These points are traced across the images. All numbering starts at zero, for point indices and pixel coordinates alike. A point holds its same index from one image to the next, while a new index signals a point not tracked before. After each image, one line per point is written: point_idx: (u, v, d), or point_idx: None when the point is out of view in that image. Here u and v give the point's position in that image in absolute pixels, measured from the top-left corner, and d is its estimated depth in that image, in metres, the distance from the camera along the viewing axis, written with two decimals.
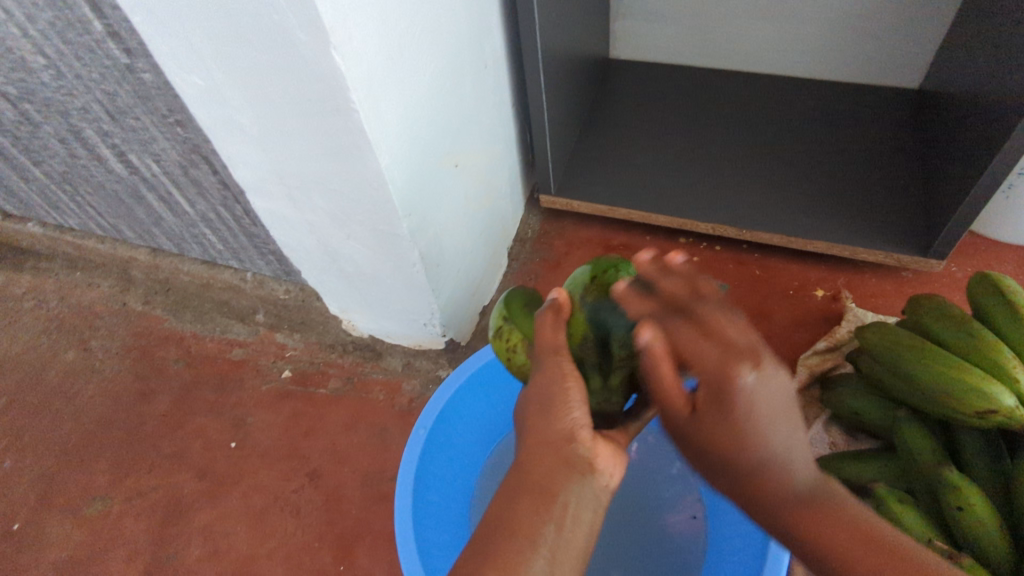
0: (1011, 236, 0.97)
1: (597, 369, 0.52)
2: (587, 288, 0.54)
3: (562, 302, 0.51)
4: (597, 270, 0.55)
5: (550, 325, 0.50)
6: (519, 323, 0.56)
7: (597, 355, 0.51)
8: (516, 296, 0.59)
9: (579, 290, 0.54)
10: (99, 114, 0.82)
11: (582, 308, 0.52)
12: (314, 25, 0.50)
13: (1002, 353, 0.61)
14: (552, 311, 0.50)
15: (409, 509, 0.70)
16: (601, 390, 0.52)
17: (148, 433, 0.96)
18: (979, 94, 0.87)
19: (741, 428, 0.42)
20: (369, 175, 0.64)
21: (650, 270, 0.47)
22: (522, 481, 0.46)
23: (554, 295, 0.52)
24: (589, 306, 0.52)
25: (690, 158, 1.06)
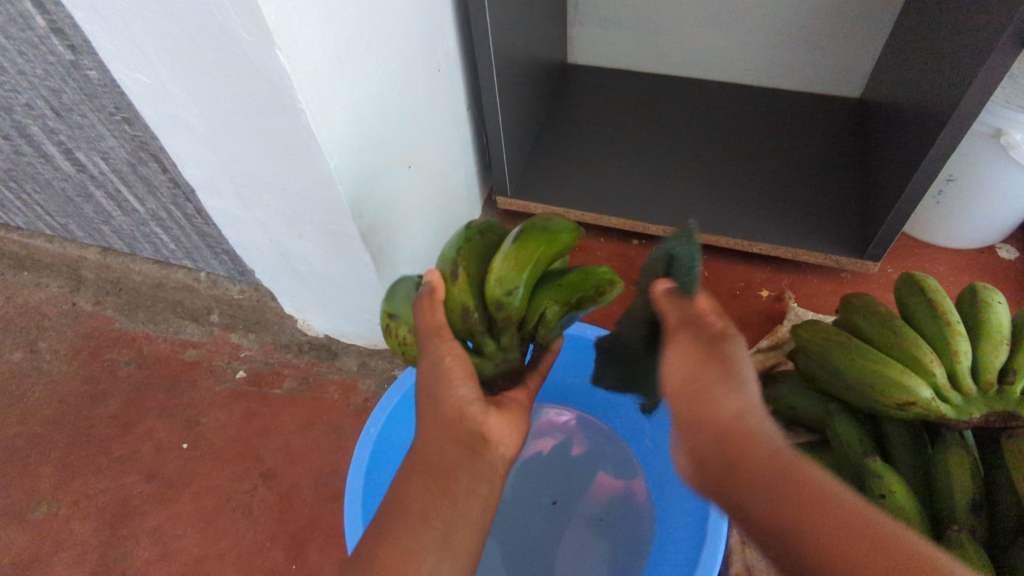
0: (941, 240, 1.02)
1: (488, 336, 0.53)
2: (456, 261, 0.53)
3: (436, 284, 0.52)
4: (463, 240, 0.55)
5: (426, 308, 0.51)
6: (403, 315, 0.55)
7: (482, 323, 0.52)
8: (407, 282, 0.59)
9: (449, 264, 0.53)
10: (44, 110, 0.81)
11: (456, 279, 0.52)
12: (258, 26, 0.50)
13: (920, 347, 0.65)
14: (427, 293, 0.51)
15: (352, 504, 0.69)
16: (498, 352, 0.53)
17: (97, 435, 0.95)
18: (910, 104, 0.92)
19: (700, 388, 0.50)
20: (317, 173, 0.65)
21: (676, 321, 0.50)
22: (450, 471, 0.47)
23: (428, 279, 0.52)
24: (464, 277, 0.52)
25: (642, 163, 1.09)
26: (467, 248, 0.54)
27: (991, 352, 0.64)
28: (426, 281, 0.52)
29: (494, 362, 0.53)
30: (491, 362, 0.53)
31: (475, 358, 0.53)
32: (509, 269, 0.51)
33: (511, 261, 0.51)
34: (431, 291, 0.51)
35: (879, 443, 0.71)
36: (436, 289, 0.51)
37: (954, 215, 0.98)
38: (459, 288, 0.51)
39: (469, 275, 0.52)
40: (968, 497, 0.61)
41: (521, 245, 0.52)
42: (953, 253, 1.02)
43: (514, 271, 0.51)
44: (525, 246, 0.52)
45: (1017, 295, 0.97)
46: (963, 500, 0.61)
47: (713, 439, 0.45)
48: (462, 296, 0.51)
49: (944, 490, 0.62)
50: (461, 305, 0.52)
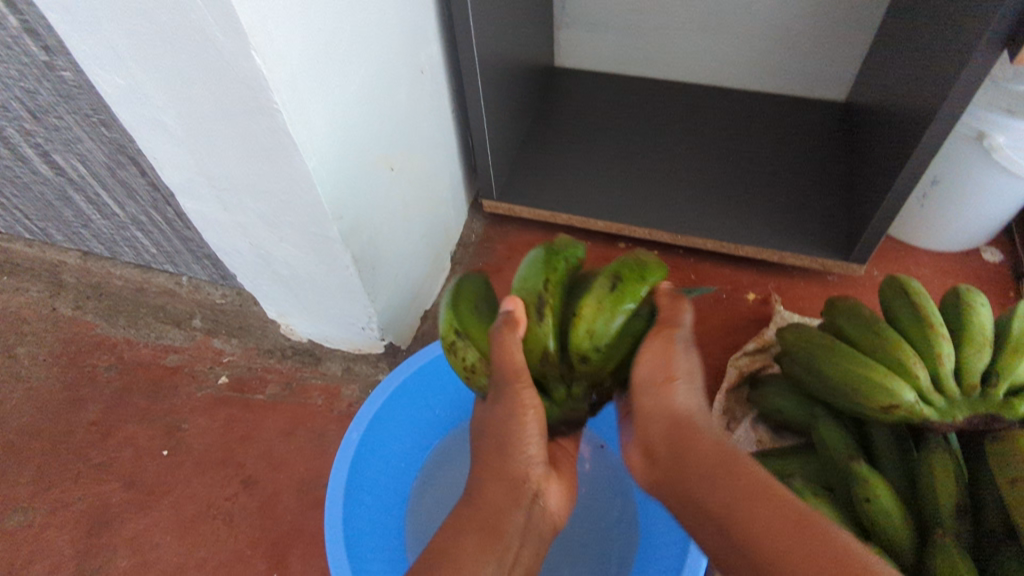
0: (927, 242, 1.02)
1: (560, 381, 0.54)
2: (544, 293, 0.52)
3: (518, 319, 0.51)
4: (550, 265, 0.53)
5: (510, 347, 0.49)
6: (475, 341, 0.54)
7: (556, 369, 0.54)
8: (466, 286, 0.57)
9: (534, 293, 0.52)
10: (20, 112, 0.79)
11: (541, 319, 0.51)
12: (231, 25, 0.50)
13: (905, 351, 0.64)
14: (507, 332, 0.50)
15: (338, 505, 0.70)
16: (566, 398, 0.54)
17: (75, 442, 0.93)
18: (894, 108, 0.92)
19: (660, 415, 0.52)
20: (296, 175, 0.64)
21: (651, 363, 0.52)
22: None
23: (509, 310, 0.51)
24: (548, 316, 0.51)
25: (629, 166, 1.09)
26: (551, 282, 0.52)
27: (973, 355, 0.64)
28: (508, 315, 0.51)
29: (561, 409, 0.54)
30: (559, 408, 0.54)
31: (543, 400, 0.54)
32: (603, 318, 0.50)
33: (600, 309, 0.51)
34: (510, 329, 0.50)
35: (865, 447, 0.70)
36: (517, 326, 0.50)
37: (939, 217, 0.98)
38: (544, 328, 0.51)
39: (552, 313, 0.52)
40: (952, 502, 0.61)
41: (615, 291, 0.51)
42: (939, 255, 1.02)
43: (607, 325, 0.51)
44: (618, 293, 0.51)
45: (1001, 297, 0.98)
46: (948, 505, 0.61)
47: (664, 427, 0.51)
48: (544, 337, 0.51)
49: (929, 494, 0.62)
50: (539, 346, 0.52)
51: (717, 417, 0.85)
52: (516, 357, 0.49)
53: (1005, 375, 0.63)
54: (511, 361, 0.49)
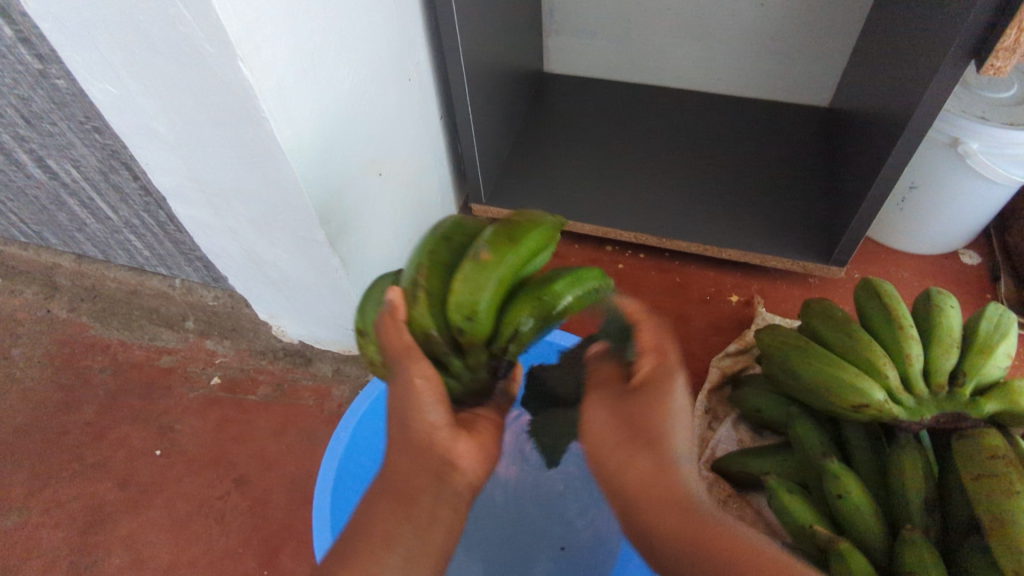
0: (906, 245, 1.05)
1: (456, 355, 0.54)
2: (420, 278, 0.52)
3: (397, 304, 0.51)
4: (431, 245, 0.54)
5: (394, 332, 0.50)
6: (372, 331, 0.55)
7: (448, 345, 0.53)
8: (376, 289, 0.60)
9: (413, 280, 0.52)
10: (15, 118, 0.81)
11: (419, 301, 0.51)
12: (220, 38, 0.51)
13: (875, 352, 0.66)
14: (386, 316, 0.51)
15: (322, 498, 0.72)
16: (464, 371, 0.54)
17: (69, 443, 0.95)
18: (872, 114, 0.94)
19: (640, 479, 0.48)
20: (284, 181, 0.66)
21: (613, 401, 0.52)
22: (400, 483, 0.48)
23: (389, 298, 0.52)
24: (425, 297, 0.52)
25: (615, 170, 1.11)
26: (428, 261, 0.53)
27: (942, 354, 0.66)
28: (387, 300, 0.51)
29: (461, 381, 0.54)
30: (459, 383, 0.54)
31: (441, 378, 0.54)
32: (472, 284, 0.50)
33: (469, 279, 0.50)
34: (388, 316, 0.51)
35: (840, 445, 0.72)
36: (395, 310, 0.51)
37: (917, 221, 1.01)
38: (423, 308, 0.51)
39: (432, 294, 0.52)
40: (921, 496, 0.63)
41: (480, 260, 0.50)
42: (917, 258, 1.05)
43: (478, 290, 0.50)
44: (484, 262, 0.50)
45: (978, 299, 1.00)
46: (916, 498, 0.62)
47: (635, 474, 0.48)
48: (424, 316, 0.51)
49: (898, 490, 0.64)
50: (423, 327, 0.52)
51: (698, 417, 0.86)
52: (399, 335, 0.50)
53: (973, 372, 0.65)
54: (399, 340, 0.50)
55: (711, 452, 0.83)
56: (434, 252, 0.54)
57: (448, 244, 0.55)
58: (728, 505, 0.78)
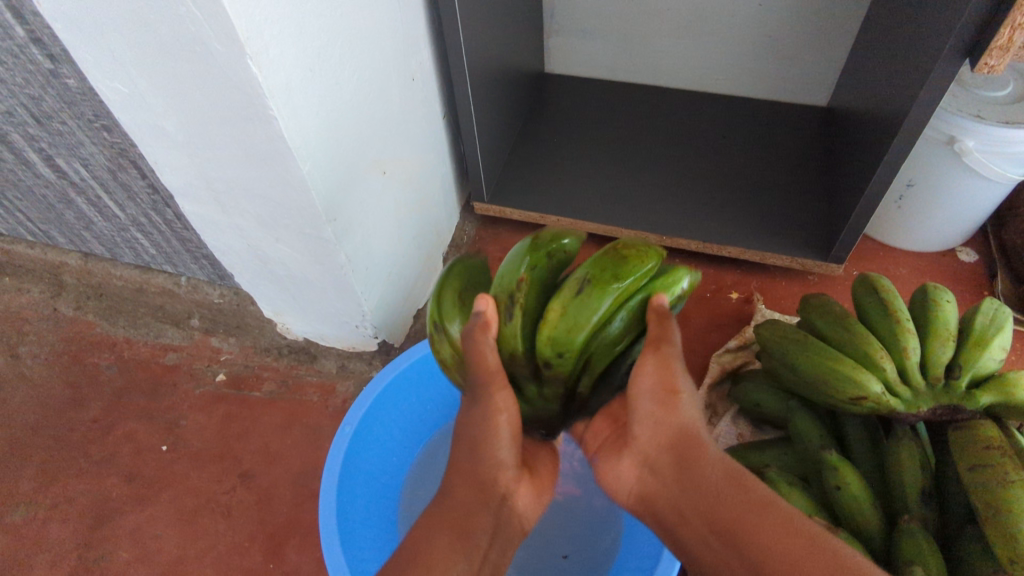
0: (904, 243, 1.06)
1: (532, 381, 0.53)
2: (514, 297, 0.49)
3: (488, 318, 0.50)
4: (532, 258, 0.50)
5: (478, 351, 0.49)
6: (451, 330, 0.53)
7: (529, 370, 0.52)
8: (457, 271, 0.56)
9: (506, 295, 0.49)
10: (25, 117, 0.82)
11: (511, 322, 0.49)
12: (229, 36, 0.53)
13: (872, 345, 0.67)
14: (472, 331, 0.50)
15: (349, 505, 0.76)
16: (538, 398, 0.54)
17: (76, 439, 0.96)
18: (869, 113, 0.95)
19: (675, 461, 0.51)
20: (291, 179, 0.67)
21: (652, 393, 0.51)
22: None
23: (479, 310, 0.50)
24: (518, 321, 0.49)
25: (616, 169, 1.12)
26: (531, 277, 0.49)
27: (939, 348, 0.67)
28: (477, 313, 0.50)
29: (531, 405, 0.55)
30: (531, 406, 0.55)
31: (515, 399, 0.55)
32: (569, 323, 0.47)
33: (565, 319, 0.47)
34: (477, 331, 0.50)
35: (839, 438, 0.73)
36: (489, 327, 0.50)
37: (915, 219, 1.02)
38: (513, 333, 0.49)
39: (524, 315, 0.50)
40: (918, 487, 0.64)
41: (581, 301, 0.47)
42: (915, 255, 1.06)
43: (570, 329, 0.47)
44: (583, 303, 0.47)
45: (975, 296, 1.01)
46: (914, 488, 0.63)
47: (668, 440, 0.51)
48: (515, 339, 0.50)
49: (896, 481, 0.65)
50: (510, 347, 0.50)
51: None
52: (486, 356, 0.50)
53: (969, 367, 0.65)
54: (484, 360, 0.50)
55: None
56: (536, 267, 0.50)
57: (550, 258, 0.51)
58: None
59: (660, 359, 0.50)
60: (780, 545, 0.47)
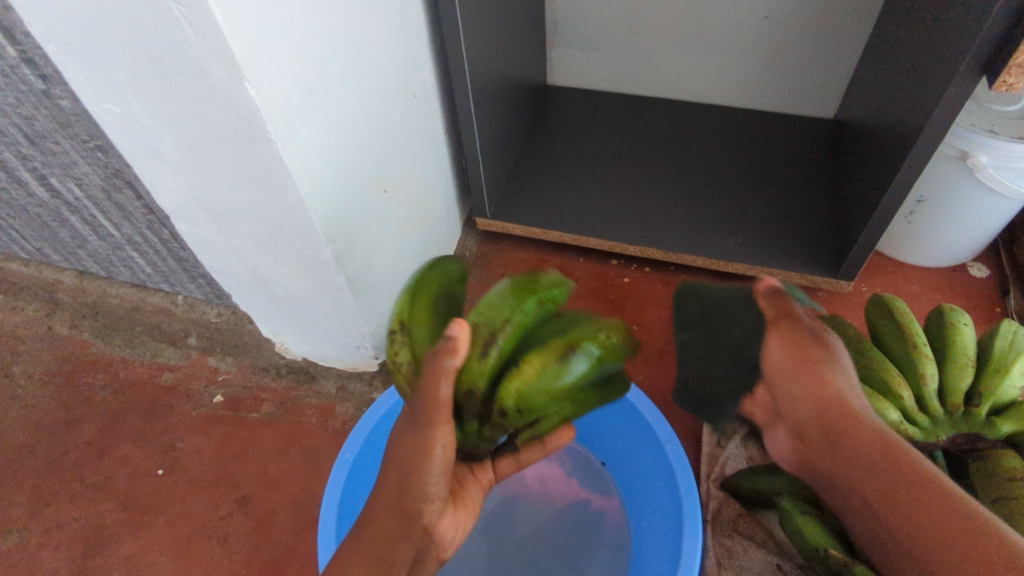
0: (914, 258, 1.04)
1: (476, 416, 0.51)
2: (496, 333, 0.48)
3: (457, 343, 0.46)
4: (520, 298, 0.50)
5: (436, 378, 0.46)
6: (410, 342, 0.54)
7: (478, 408, 0.51)
8: (433, 281, 0.57)
9: (485, 329, 0.49)
10: (17, 137, 0.80)
11: (482, 357, 0.48)
12: (226, 59, 0.51)
13: (888, 371, 0.65)
14: (435, 351, 0.47)
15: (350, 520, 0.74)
16: (474, 434, 0.52)
17: (71, 463, 0.94)
18: (880, 128, 0.93)
19: (823, 416, 0.52)
20: (290, 201, 0.65)
21: (779, 359, 0.54)
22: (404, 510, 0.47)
23: (453, 331, 0.47)
24: (490, 359, 0.48)
25: (620, 183, 1.10)
26: (514, 320, 0.49)
27: (957, 376, 0.65)
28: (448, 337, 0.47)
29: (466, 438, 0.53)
30: (463, 439, 0.53)
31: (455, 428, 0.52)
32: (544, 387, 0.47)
33: (541, 379, 0.47)
34: (440, 352, 0.46)
35: None
36: (456, 350, 0.46)
37: (926, 235, 1.00)
38: (479, 368, 0.48)
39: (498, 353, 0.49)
40: None
41: (560, 365, 0.48)
42: (926, 271, 1.04)
43: (551, 395, 0.48)
44: (562, 370, 0.48)
45: (988, 312, 0.99)
46: None
47: (812, 409, 0.52)
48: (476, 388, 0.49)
49: None
50: (469, 382, 0.49)
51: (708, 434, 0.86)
52: (432, 381, 0.46)
53: (989, 395, 0.63)
54: (435, 400, 0.46)
55: (721, 470, 0.82)
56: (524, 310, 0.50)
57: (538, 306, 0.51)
58: (739, 525, 0.77)
59: (802, 345, 0.53)
60: (917, 510, 0.46)
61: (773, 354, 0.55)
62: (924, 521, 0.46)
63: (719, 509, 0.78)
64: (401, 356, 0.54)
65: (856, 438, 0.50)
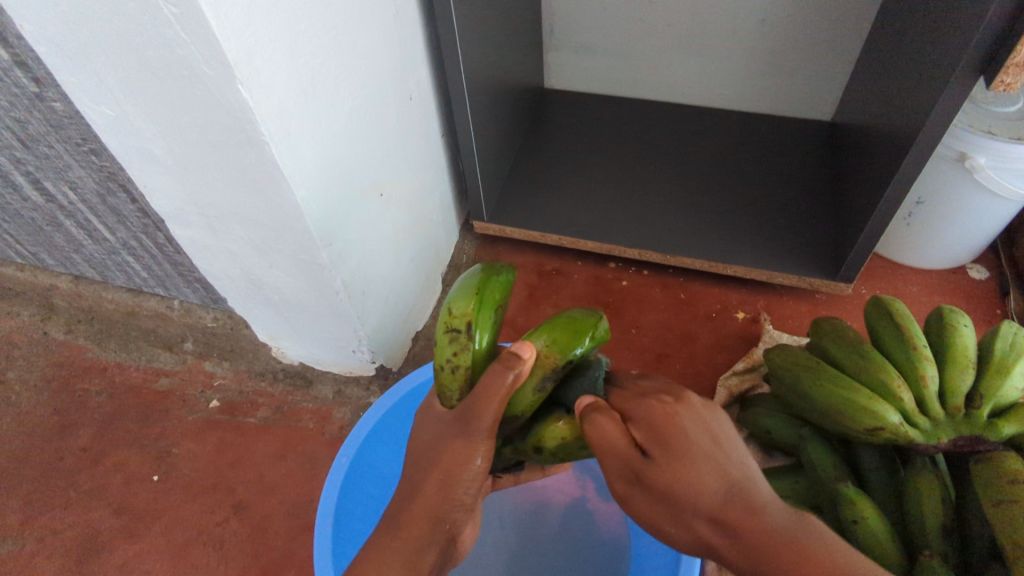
0: (914, 261, 1.03)
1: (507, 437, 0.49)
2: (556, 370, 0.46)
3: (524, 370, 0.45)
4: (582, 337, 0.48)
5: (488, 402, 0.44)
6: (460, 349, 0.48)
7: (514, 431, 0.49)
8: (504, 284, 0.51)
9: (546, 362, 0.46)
10: (11, 140, 0.80)
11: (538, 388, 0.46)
12: (218, 60, 0.50)
13: (888, 374, 0.65)
14: (503, 368, 0.44)
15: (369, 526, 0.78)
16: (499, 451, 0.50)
17: (65, 469, 0.93)
18: (877, 129, 0.93)
19: (719, 543, 0.40)
20: (284, 204, 0.64)
21: (621, 484, 0.42)
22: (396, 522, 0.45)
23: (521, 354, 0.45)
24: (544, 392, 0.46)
25: (618, 186, 1.10)
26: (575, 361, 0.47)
27: (958, 374, 0.65)
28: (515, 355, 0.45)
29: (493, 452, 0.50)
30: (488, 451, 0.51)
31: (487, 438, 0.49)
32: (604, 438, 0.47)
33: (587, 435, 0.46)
34: (505, 368, 0.44)
35: (853, 469, 0.70)
36: (520, 371, 0.44)
37: (925, 237, 1.00)
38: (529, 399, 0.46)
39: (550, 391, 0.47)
40: (938, 520, 0.61)
41: None
42: (925, 273, 1.03)
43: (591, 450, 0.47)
44: None
45: (988, 315, 0.99)
46: (934, 522, 0.61)
47: (699, 538, 0.41)
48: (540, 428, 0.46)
49: (915, 509, 0.62)
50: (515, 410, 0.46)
51: None
52: (495, 402, 0.44)
53: (989, 396, 0.63)
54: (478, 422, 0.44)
55: None
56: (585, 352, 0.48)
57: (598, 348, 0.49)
58: None
59: (652, 493, 0.41)
60: None
61: (638, 493, 0.41)
62: None
63: None
64: (459, 365, 0.47)
65: (739, 564, 0.40)
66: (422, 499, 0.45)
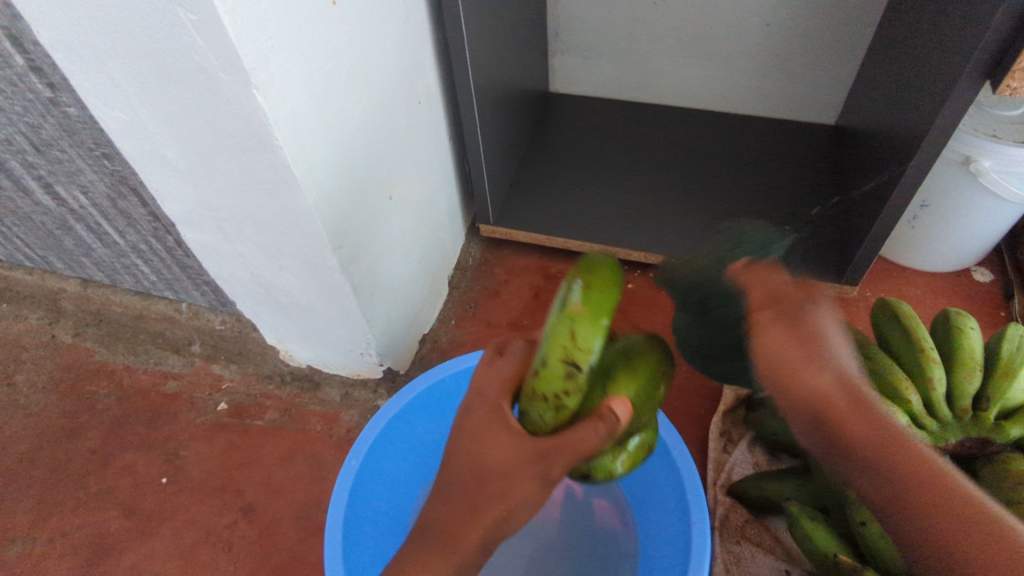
0: (918, 263, 1.04)
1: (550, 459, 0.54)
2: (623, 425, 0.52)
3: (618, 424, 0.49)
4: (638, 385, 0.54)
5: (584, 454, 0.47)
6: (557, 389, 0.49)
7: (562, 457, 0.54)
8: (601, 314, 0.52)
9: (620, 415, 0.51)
10: (24, 145, 0.81)
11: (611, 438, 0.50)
12: (234, 66, 0.51)
13: (895, 376, 0.65)
14: (606, 425, 0.47)
15: (402, 536, 0.81)
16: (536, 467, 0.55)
17: (74, 472, 0.93)
18: (883, 133, 0.94)
19: (819, 385, 0.64)
20: (296, 208, 0.65)
21: (767, 341, 0.65)
22: None
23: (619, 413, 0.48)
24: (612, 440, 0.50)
25: (623, 189, 1.10)
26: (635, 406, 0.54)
27: (964, 377, 0.65)
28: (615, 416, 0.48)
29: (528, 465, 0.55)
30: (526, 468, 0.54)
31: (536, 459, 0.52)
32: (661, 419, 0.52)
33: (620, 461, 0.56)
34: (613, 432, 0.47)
35: None
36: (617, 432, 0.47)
37: (930, 240, 1.00)
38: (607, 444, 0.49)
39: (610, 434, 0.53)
40: None
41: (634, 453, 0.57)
42: (929, 276, 1.04)
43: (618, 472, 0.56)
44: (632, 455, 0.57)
45: (993, 316, 0.99)
46: None
47: (807, 386, 0.64)
48: (608, 459, 0.55)
49: None
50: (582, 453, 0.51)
51: (713, 440, 0.85)
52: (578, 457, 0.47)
53: (997, 400, 0.63)
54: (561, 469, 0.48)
55: (727, 476, 0.81)
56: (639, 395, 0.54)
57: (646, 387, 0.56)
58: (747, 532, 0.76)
59: (778, 354, 0.65)
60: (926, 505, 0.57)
61: (787, 352, 0.64)
62: (916, 513, 0.57)
63: (728, 513, 0.78)
64: (563, 404, 0.49)
65: (856, 418, 0.62)
66: (479, 524, 0.49)
